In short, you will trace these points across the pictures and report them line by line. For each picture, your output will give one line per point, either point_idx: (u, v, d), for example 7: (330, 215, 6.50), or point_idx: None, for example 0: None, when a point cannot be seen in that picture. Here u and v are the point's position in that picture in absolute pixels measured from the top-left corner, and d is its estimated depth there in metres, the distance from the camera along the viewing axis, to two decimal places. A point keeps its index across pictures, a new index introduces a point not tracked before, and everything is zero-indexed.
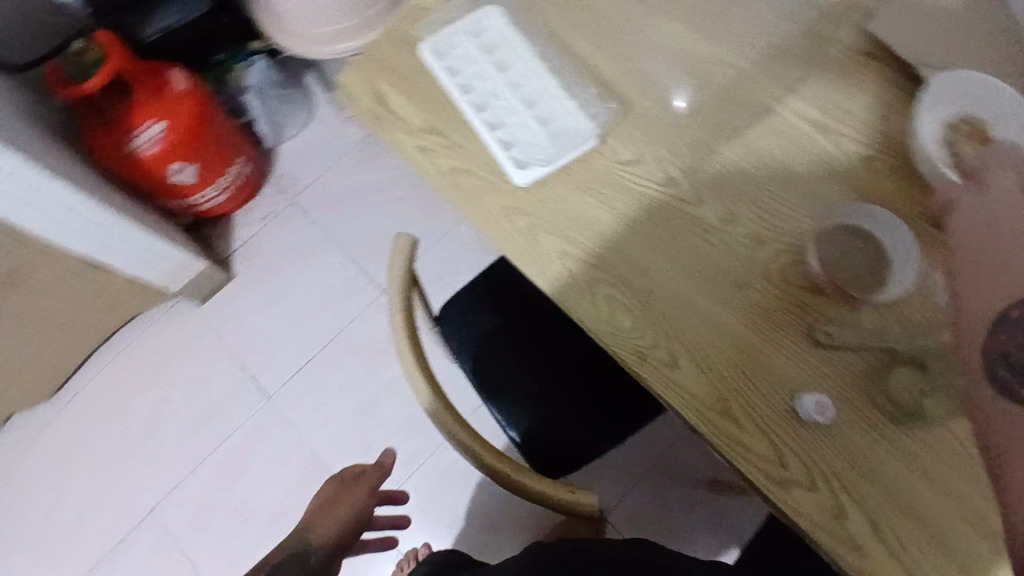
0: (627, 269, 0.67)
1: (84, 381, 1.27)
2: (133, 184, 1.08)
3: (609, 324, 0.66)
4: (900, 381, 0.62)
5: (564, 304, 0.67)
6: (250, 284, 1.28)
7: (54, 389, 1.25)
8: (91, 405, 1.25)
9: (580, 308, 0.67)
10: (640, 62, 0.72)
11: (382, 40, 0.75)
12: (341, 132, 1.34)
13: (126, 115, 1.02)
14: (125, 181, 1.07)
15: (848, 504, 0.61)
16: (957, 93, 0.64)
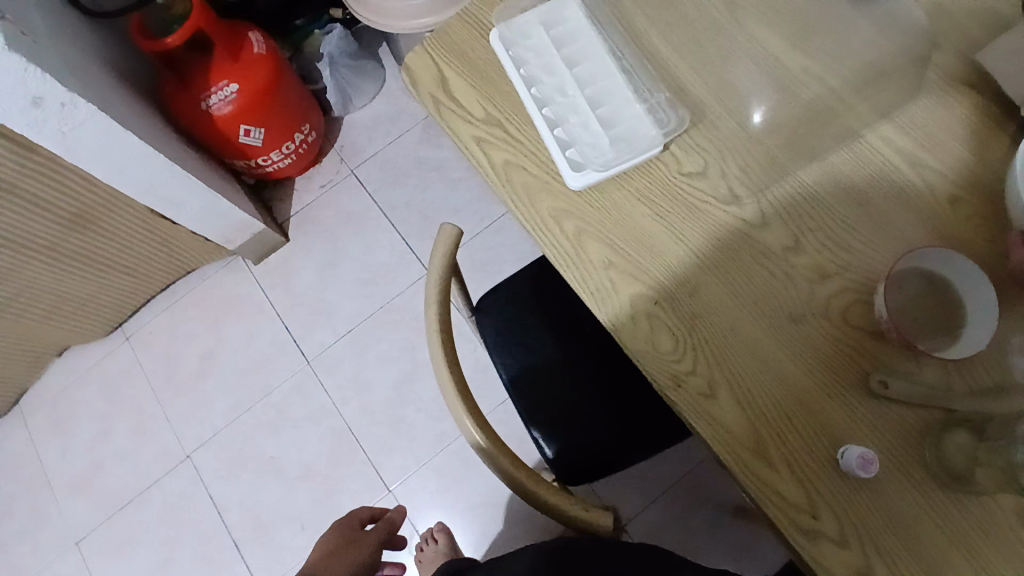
0: (675, 287, 0.64)
1: (140, 323, 1.33)
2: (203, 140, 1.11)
3: (648, 343, 0.64)
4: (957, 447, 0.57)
5: (604, 316, 0.65)
6: (303, 249, 1.31)
7: (113, 327, 1.32)
8: (145, 346, 1.32)
9: (619, 322, 0.64)
10: (718, 70, 0.68)
11: (451, 23, 0.73)
12: (407, 108, 1.34)
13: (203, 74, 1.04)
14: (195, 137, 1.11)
15: (880, 569, 0.56)
16: None
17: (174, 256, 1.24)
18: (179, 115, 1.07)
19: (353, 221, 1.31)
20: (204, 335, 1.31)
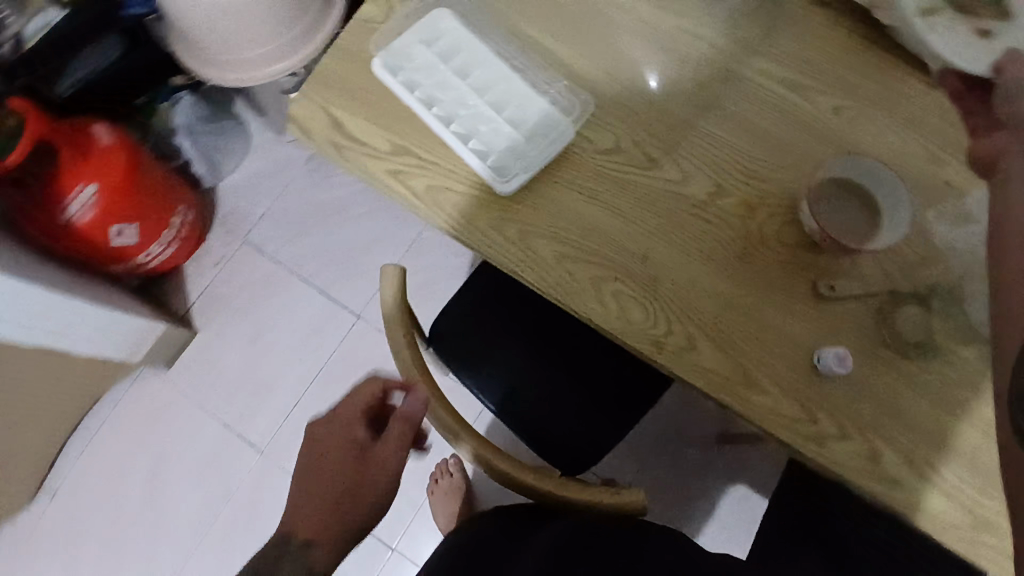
0: (628, 260, 0.66)
1: (58, 477, 1.18)
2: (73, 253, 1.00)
3: (622, 319, 0.65)
4: (908, 319, 0.64)
5: (573, 307, 0.66)
6: (217, 335, 1.21)
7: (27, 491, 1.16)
8: (73, 499, 1.17)
9: (589, 308, 0.65)
10: (604, 45, 0.70)
11: (325, 61, 0.69)
12: (282, 158, 1.27)
13: (51, 183, 0.92)
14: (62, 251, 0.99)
15: (882, 446, 0.62)
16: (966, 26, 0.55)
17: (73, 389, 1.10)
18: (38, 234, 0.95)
19: (263, 288, 1.23)
20: (137, 462, 1.18)
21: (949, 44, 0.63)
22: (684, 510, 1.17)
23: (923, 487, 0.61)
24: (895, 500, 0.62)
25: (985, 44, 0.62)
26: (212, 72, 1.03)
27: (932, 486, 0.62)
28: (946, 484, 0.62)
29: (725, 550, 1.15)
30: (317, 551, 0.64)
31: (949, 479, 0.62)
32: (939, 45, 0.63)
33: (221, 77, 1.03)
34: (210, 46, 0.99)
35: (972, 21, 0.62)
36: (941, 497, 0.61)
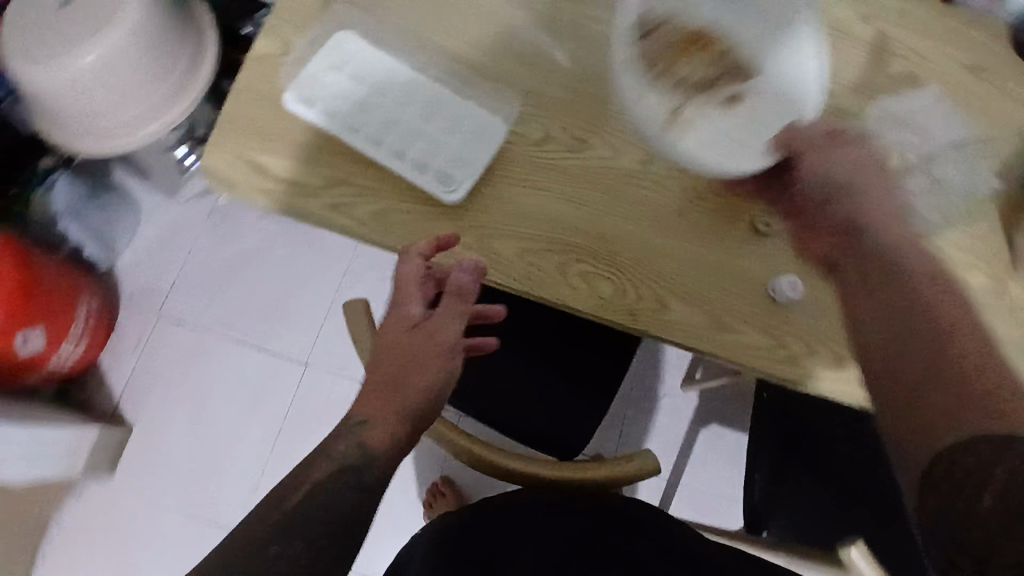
0: (585, 240, 0.68)
1: None
2: None
3: (594, 297, 0.67)
4: None
5: (545, 297, 0.67)
6: (156, 422, 1.13)
7: None
8: None
9: (561, 294, 0.67)
10: (512, 38, 0.70)
11: (230, 108, 0.66)
12: (180, 219, 1.18)
13: None
14: None
15: (845, 352, 0.69)
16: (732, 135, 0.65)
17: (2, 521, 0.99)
18: None
19: (195, 361, 1.15)
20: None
21: (703, 139, 0.64)
22: (669, 461, 1.22)
23: None
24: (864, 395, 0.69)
25: (743, 111, 0.65)
26: (84, 141, 0.96)
27: None
28: None
29: (716, 487, 1.22)
30: (368, 430, 0.59)
31: None
32: (692, 143, 0.64)
33: (106, 148, 0.97)
34: (74, 116, 0.93)
35: (722, 92, 0.65)
36: None
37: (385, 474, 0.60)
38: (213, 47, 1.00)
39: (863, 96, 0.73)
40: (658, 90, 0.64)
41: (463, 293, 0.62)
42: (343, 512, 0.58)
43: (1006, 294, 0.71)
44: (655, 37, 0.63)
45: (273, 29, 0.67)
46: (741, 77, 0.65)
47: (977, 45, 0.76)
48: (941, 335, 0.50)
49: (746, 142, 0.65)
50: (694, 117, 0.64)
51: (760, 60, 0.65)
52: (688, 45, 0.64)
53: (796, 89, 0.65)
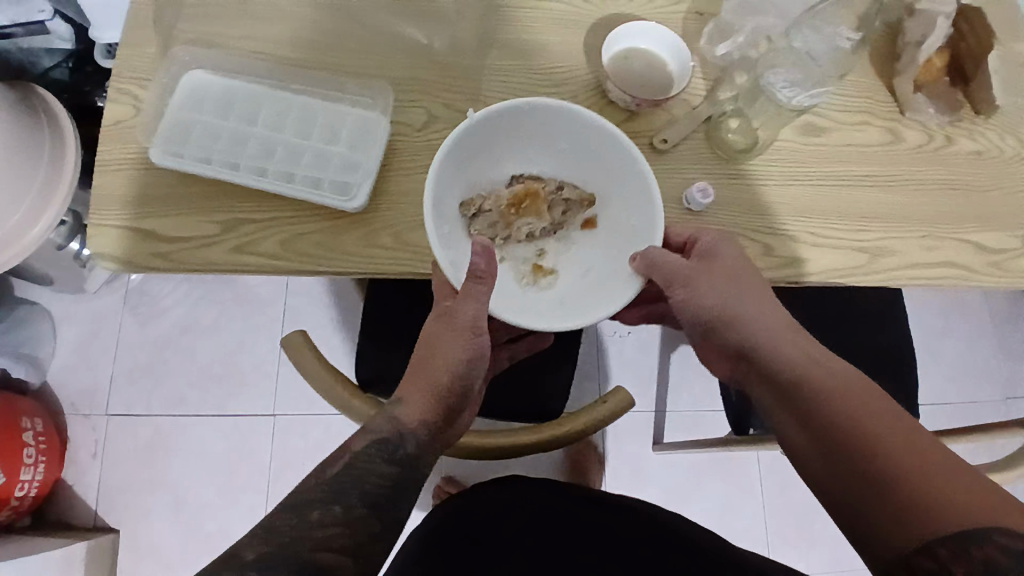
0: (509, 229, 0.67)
1: None
2: None
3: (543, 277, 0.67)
4: (732, 131, 0.73)
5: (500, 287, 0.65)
6: (141, 521, 1.09)
7: None
8: None
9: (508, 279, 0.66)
10: (364, 34, 0.69)
11: (101, 182, 0.63)
12: (97, 312, 1.15)
13: None
14: None
15: (769, 239, 0.72)
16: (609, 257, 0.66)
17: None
18: None
19: (161, 448, 1.11)
20: None
21: (568, 285, 0.67)
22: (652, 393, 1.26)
23: (811, 250, 0.72)
24: (797, 273, 0.72)
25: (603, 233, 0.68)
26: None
27: (817, 245, 0.72)
28: (825, 238, 0.73)
29: (700, 403, 1.27)
30: (403, 406, 0.59)
31: (824, 234, 0.73)
32: (560, 293, 0.66)
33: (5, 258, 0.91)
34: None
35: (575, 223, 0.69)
36: (827, 249, 0.73)
37: (419, 453, 0.59)
38: (72, 139, 0.95)
39: None
40: (508, 256, 0.68)
41: (478, 278, 0.56)
42: (379, 485, 0.57)
43: (895, 138, 0.76)
44: (484, 213, 0.66)
45: (122, 91, 0.64)
46: (576, 212, 0.68)
47: None
48: (884, 457, 0.48)
49: (611, 274, 0.65)
50: (551, 268, 0.68)
51: (587, 191, 0.68)
52: (518, 205, 0.67)
53: (634, 200, 0.64)
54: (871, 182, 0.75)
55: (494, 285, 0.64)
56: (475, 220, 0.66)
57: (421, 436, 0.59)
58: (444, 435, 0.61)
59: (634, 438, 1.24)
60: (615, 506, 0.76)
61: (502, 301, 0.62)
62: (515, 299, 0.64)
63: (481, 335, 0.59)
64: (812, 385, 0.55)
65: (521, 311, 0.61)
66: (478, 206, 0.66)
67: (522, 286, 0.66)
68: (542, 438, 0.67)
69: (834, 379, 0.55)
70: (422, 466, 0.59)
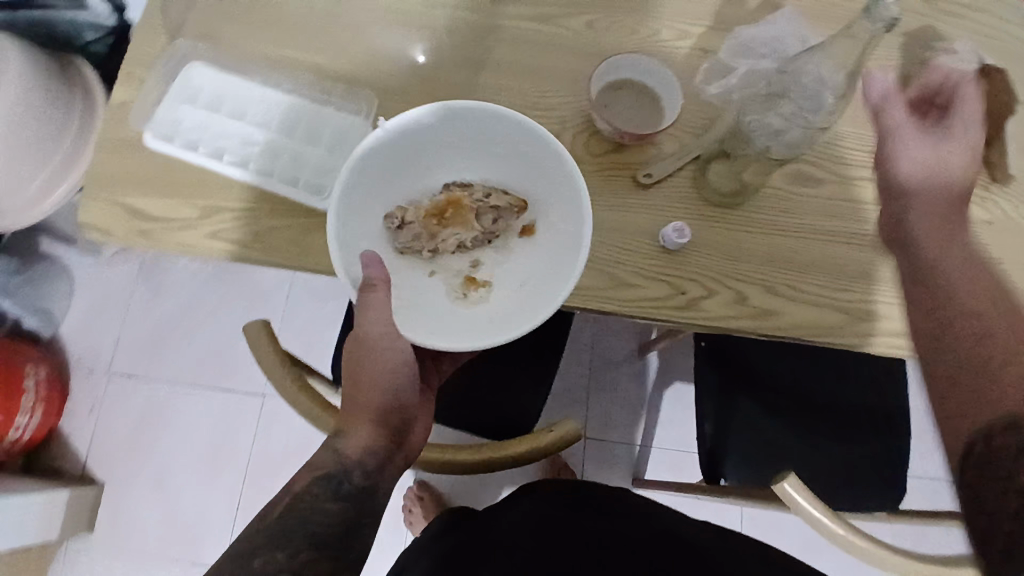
0: (435, 240, 0.67)
1: None
2: None
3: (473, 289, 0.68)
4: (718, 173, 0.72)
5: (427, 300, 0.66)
6: (129, 478, 1.20)
7: None
8: None
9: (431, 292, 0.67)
10: (364, 42, 0.71)
11: (96, 158, 0.66)
12: (113, 276, 1.25)
13: None
14: None
15: (742, 288, 0.70)
16: (542, 265, 0.65)
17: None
18: None
19: (156, 412, 1.22)
20: None
21: (502, 294, 0.67)
22: (639, 427, 1.27)
23: (788, 304, 0.70)
24: (769, 326, 0.69)
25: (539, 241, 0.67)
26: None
27: (795, 301, 0.70)
28: (804, 296, 0.70)
29: (684, 441, 1.27)
30: (346, 438, 0.60)
31: (804, 290, 0.70)
32: (493, 305, 0.66)
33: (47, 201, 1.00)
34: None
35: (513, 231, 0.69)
36: (805, 305, 0.70)
37: (365, 483, 0.60)
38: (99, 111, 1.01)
39: (721, 32, 0.75)
40: (439, 268, 0.68)
41: (366, 286, 0.57)
42: (326, 524, 0.58)
43: None
44: (408, 225, 0.66)
45: (129, 75, 0.68)
46: (509, 219, 0.68)
47: None
48: (992, 358, 0.53)
49: (545, 278, 0.63)
50: (485, 280, 0.68)
51: (520, 197, 0.68)
52: (440, 216, 0.68)
53: (566, 200, 0.63)
54: (859, 240, 0.72)
55: (422, 300, 0.65)
56: (400, 233, 0.66)
57: (367, 464, 0.60)
58: (394, 457, 0.62)
59: (613, 466, 1.25)
60: (605, 507, 0.76)
61: (427, 317, 0.63)
62: (443, 314, 0.64)
63: (399, 339, 0.58)
64: (948, 276, 0.58)
65: (443, 326, 0.62)
66: (402, 218, 0.66)
67: (452, 300, 0.67)
68: (483, 459, 0.68)
69: (965, 272, 0.58)
70: (371, 496, 0.61)
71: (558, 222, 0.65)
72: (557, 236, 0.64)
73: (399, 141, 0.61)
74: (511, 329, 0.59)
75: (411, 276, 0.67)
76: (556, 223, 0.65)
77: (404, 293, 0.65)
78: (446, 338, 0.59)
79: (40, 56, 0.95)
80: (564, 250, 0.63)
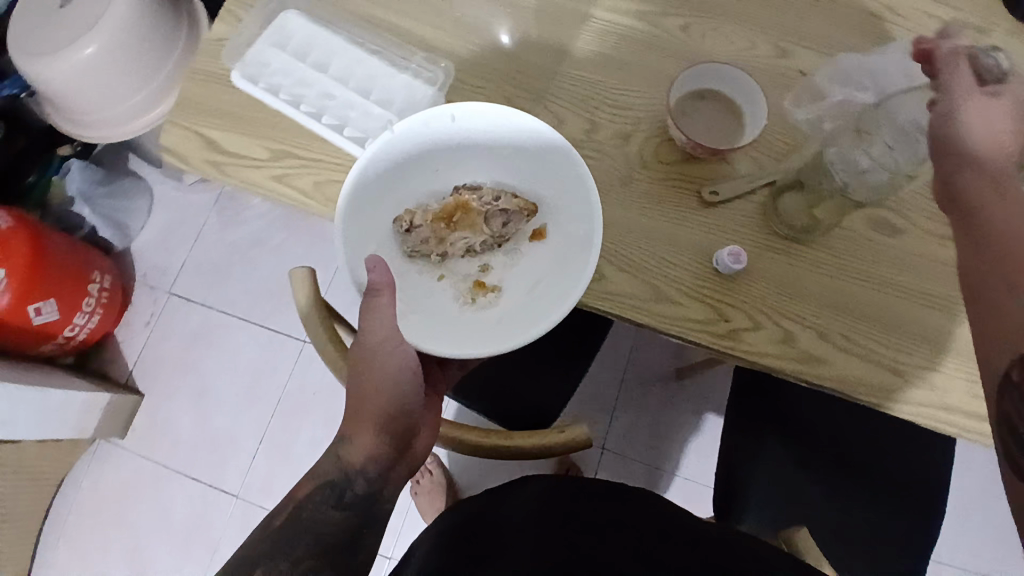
0: (441, 243, 0.69)
1: (45, 566, 1.22)
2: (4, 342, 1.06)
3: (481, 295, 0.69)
4: (792, 204, 0.68)
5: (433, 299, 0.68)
6: (169, 393, 1.27)
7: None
8: None
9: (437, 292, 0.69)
10: (454, 13, 0.72)
11: (185, 87, 0.69)
12: (190, 203, 1.32)
13: None
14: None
15: (792, 328, 0.66)
16: (553, 270, 0.66)
17: (12, 471, 1.10)
18: None
19: (203, 337, 1.28)
20: (116, 541, 1.23)
21: (510, 299, 0.68)
22: (663, 449, 1.24)
23: (839, 353, 0.66)
24: (814, 373, 0.65)
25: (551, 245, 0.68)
26: (78, 129, 1.06)
27: (847, 351, 0.66)
28: (858, 348, 0.66)
29: (707, 474, 1.23)
30: (349, 446, 0.64)
31: (858, 341, 0.66)
32: (501, 309, 0.68)
33: (142, 112, 1.05)
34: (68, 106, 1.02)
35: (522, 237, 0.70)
36: (858, 358, 0.66)
37: (368, 490, 0.63)
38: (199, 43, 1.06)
39: (823, 56, 0.72)
40: (448, 272, 0.71)
41: (372, 291, 0.58)
42: (330, 529, 0.61)
43: None
44: (416, 228, 0.68)
45: (230, 12, 0.71)
46: (518, 223, 0.69)
47: (953, 4, 0.74)
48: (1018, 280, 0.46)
49: (555, 281, 0.65)
50: (493, 284, 0.70)
51: (530, 201, 0.69)
52: (448, 220, 0.69)
53: (577, 205, 0.65)
54: (930, 300, 0.67)
55: (429, 305, 0.68)
56: (409, 237, 0.68)
57: (370, 472, 0.63)
58: (395, 464, 0.65)
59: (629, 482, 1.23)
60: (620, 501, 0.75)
61: (428, 321, 0.65)
62: (447, 317, 0.66)
63: (405, 345, 0.61)
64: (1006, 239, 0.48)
65: (443, 331, 0.64)
66: (410, 221, 0.68)
67: (459, 305, 0.68)
68: (491, 444, 0.67)
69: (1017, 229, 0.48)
70: (376, 503, 0.64)
71: (573, 228, 0.66)
72: (573, 241, 0.65)
73: (408, 142, 0.63)
74: (518, 331, 0.61)
75: (419, 280, 0.69)
76: (573, 230, 0.65)
77: (411, 296, 0.68)
78: (446, 343, 0.62)
79: None
80: (578, 254, 0.63)
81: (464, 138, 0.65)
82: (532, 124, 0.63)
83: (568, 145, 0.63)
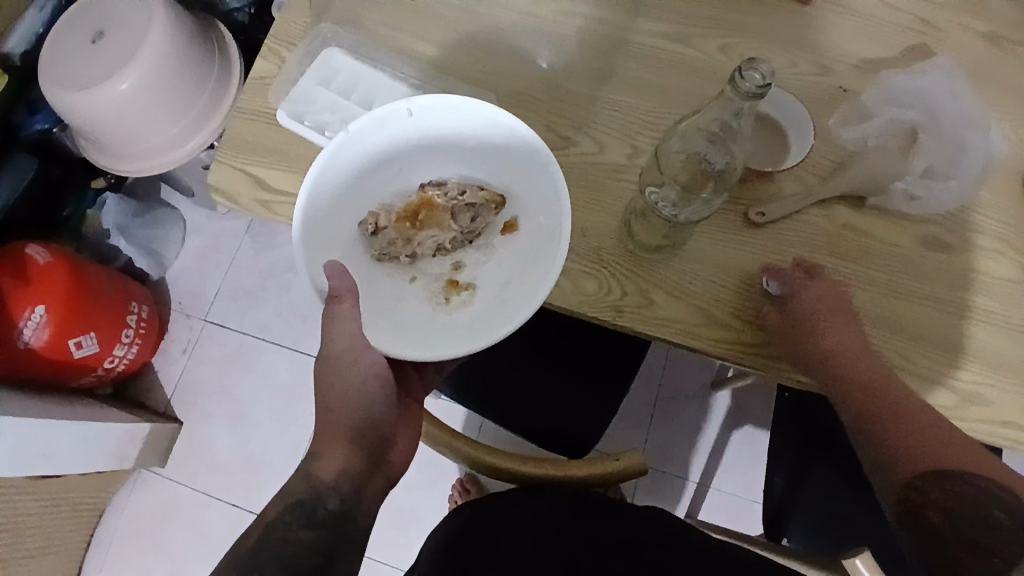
0: (403, 241, 0.66)
1: None
2: (46, 374, 1.07)
3: (446, 292, 0.67)
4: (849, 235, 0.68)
5: (402, 303, 0.66)
6: (207, 418, 1.28)
7: None
8: None
9: (407, 295, 0.66)
10: (495, 45, 0.73)
11: (231, 125, 0.70)
12: (223, 230, 1.34)
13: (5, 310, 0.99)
14: (38, 374, 1.07)
15: None
16: (524, 261, 0.65)
17: (51, 501, 1.10)
18: (11, 365, 1.02)
19: (238, 363, 1.29)
20: (155, 567, 1.23)
21: (486, 296, 0.65)
22: (697, 462, 1.23)
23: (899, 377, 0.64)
24: None
25: (519, 242, 0.66)
26: (110, 162, 1.07)
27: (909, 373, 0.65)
28: (921, 369, 0.65)
29: (746, 488, 1.22)
30: (319, 466, 0.66)
31: (919, 362, 0.65)
32: (475, 310, 0.65)
33: (179, 143, 1.05)
34: (109, 139, 1.03)
35: (489, 233, 0.67)
36: (920, 382, 0.64)
37: (340, 507, 0.65)
38: (234, 83, 1.07)
39: (864, 73, 0.71)
40: (420, 273, 0.67)
41: (333, 298, 0.59)
42: (301, 554, 0.62)
43: None
44: (382, 230, 0.65)
45: (273, 50, 0.72)
46: (487, 216, 0.67)
47: (987, 16, 0.74)
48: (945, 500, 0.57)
49: (528, 278, 0.63)
50: (467, 282, 0.67)
51: (496, 192, 0.66)
52: (414, 219, 0.66)
53: (547, 193, 0.63)
54: (989, 317, 0.66)
55: (401, 310, 0.65)
56: (375, 239, 0.66)
57: (342, 488, 0.66)
58: (367, 479, 0.68)
59: (668, 497, 1.22)
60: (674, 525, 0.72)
61: (397, 328, 0.63)
62: (422, 324, 0.64)
63: (370, 352, 0.62)
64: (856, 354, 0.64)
65: (416, 335, 0.63)
66: (375, 223, 0.65)
67: (433, 308, 0.66)
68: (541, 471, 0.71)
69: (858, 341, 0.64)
70: (347, 523, 0.66)
71: (539, 217, 0.65)
72: (544, 234, 0.64)
73: (366, 141, 0.62)
74: (489, 336, 0.61)
75: (389, 284, 0.66)
76: (543, 223, 0.64)
77: (381, 303, 0.65)
78: (416, 349, 0.61)
79: (186, 19, 1.02)
80: (548, 250, 0.62)
81: (422, 132, 0.64)
82: (494, 116, 0.61)
83: (527, 128, 0.62)
